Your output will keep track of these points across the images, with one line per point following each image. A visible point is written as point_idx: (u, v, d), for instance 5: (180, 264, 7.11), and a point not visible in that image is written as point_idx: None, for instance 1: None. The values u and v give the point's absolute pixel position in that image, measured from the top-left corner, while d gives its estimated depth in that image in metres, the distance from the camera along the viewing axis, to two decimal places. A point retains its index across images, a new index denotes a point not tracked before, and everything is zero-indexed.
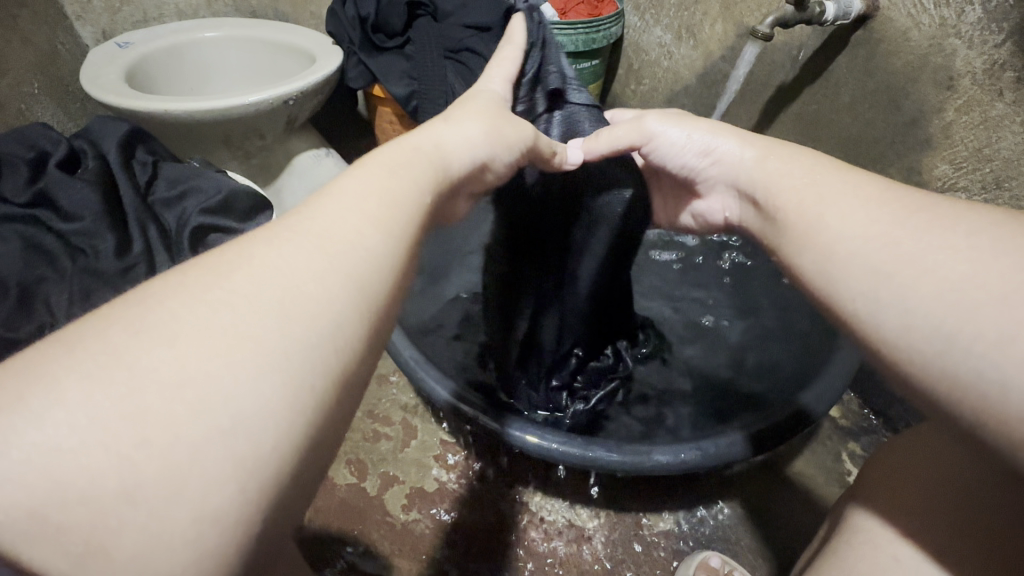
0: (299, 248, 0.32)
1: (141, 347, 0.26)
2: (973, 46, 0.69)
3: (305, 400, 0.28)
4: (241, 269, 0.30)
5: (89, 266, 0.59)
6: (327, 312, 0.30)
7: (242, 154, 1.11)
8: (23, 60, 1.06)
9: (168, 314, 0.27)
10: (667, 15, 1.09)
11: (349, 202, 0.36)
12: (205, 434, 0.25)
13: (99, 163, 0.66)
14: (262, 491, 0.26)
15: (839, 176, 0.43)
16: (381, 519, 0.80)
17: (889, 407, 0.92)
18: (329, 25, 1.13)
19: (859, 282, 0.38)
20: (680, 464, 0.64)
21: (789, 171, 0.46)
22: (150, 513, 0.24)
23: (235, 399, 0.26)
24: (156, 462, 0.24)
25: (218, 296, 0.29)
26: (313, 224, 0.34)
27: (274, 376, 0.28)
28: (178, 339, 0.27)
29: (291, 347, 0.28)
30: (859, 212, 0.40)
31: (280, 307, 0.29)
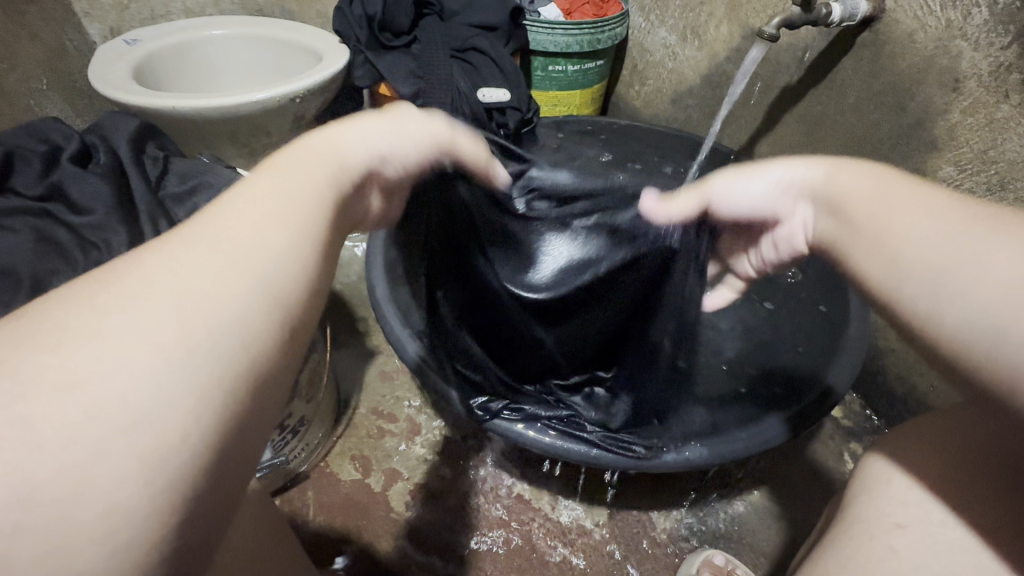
0: (192, 257, 0.31)
1: (31, 355, 0.25)
2: (979, 49, 0.69)
3: (206, 395, 0.27)
4: (131, 278, 0.29)
5: (100, 259, 0.59)
6: (225, 299, 0.30)
7: (248, 151, 1.12)
8: (33, 56, 1.07)
9: (58, 324, 0.26)
10: (672, 15, 1.09)
11: (240, 207, 0.35)
12: (109, 429, 0.25)
13: (111, 157, 0.67)
14: (176, 474, 0.26)
15: (916, 192, 0.41)
16: (383, 514, 0.81)
17: (891, 407, 0.92)
18: (336, 23, 1.12)
19: (922, 286, 0.36)
20: (683, 461, 0.64)
21: (863, 184, 0.43)
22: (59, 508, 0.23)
23: (136, 391, 0.25)
24: (54, 464, 0.23)
25: (107, 305, 0.27)
26: (197, 236, 0.32)
27: (174, 375, 0.27)
28: (70, 346, 0.26)
29: (192, 343, 0.28)
30: (918, 220, 0.39)
31: (182, 301, 0.28)
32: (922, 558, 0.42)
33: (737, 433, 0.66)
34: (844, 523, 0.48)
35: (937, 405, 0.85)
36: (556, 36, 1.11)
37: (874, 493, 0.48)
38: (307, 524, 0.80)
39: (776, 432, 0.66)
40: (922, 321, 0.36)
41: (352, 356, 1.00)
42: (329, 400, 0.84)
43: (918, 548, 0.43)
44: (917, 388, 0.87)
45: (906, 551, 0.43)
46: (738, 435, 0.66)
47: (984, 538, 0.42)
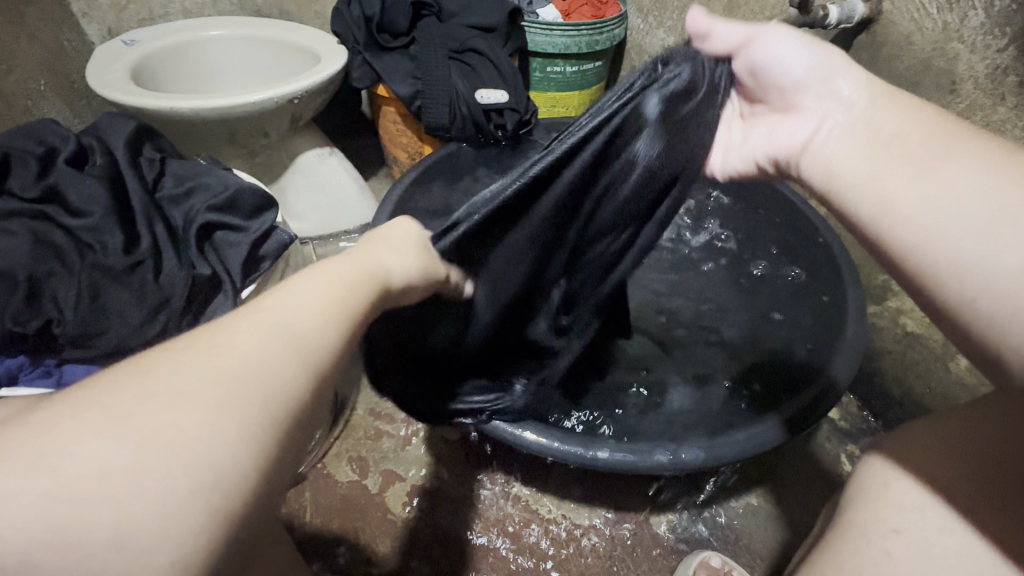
0: (266, 335, 0.35)
1: (139, 412, 0.30)
2: (976, 51, 0.69)
3: (264, 466, 0.31)
4: (215, 349, 0.33)
5: (96, 261, 0.59)
6: (290, 397, 0.33)
7: (247, 152, 1.12)
8: (30, 56, 1.07)
9: (160, 385, 0.31)
10: (671, 17, 1.09)
11: (305, 291, 0.39)
12: (188, 498, 0.29)
13: (107, 158, 0.67)
14: (220, 540, 0.30)
15: (963, 137, 0.42)
16: (381, 515, 0.81)
17: (888, 409, 0.91)
18: (334, 24, 1.12)
19: (971, 221, 0.38)
20: (682, 463, 0.64)
21: (909, 125, 0.44)
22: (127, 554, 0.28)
23: (212, 471, 0.29)
24: (146, 511, 0.28)
25: (198, 372, 0.32)
26: (271, 312, 0.36)
27: (242, 448, 0.30)
28: (165, 419, 0.30)
29: (259, 420, 0.31)
30: (969, 162, 0.40)
31: (262, 396, 0.32)
32: (917, 559, 0.43)
33: (734, 434, 0.66)
34: (840, 526, 0.48)
35: (934, 407, 0.85)
36: (554, 37, 1.11)
37: (870, 496, 0.48)
38: (305, 526, 0.80)
39: (775, 432, 0.66)
40: (965, 265, 0.38)
41: None
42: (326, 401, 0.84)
43: (914, 551, 0.43)
44: (914, 389, 0.87)
45: (901, 554, 0.43)
46: (735, 435, 0.66)
47: (979, 542, 0.42)
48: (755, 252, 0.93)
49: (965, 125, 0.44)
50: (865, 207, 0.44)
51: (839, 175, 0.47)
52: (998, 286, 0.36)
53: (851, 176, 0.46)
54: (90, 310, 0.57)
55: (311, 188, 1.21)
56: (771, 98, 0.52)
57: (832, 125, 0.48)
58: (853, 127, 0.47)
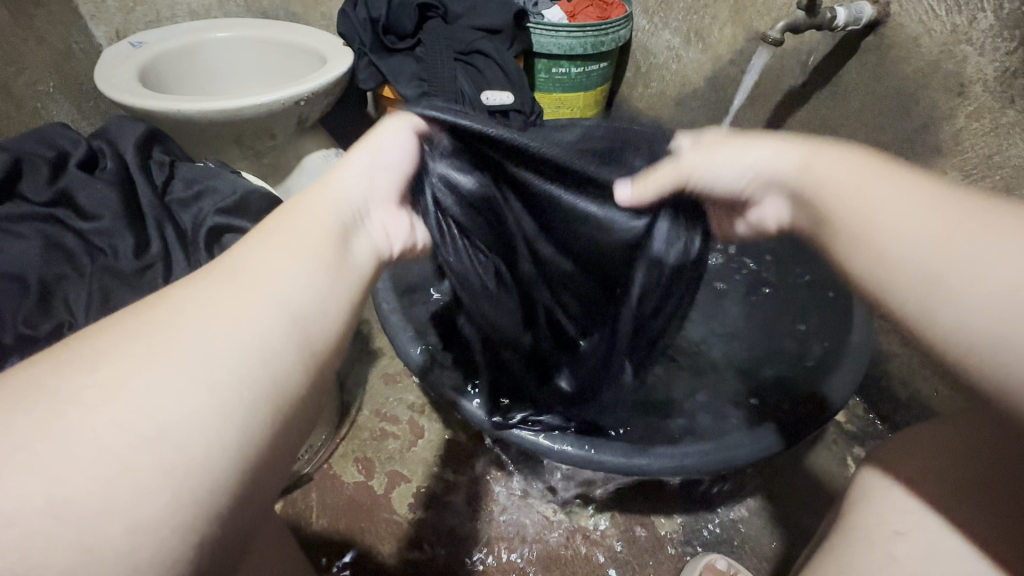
0: (224, 291, 0.33)
1: (84, 376, 0.27)
2: (985, 54, 0.69)
3: (233, 410, 0.29)
4: (166, 308, 0.32)
5: (108, 265, 0.60)
6: (255, 339, 0.32)
7: (253, 154, 1.12)
8: (39, 59, 1.08)
9: (101, 352, 0.28)
10: (676, 18, 1.09)
11: (264, 244, 0.38)
12: (168, 421, 0.27)
13: (117, 162, 0.67)
14: (196, 501, 0.27)
15: (894, 185, 0.40)
16: (387, 516, 0.81)
17: (896, 412, 0.91)
18: (340, 26, 1.13)
19: (915, 278, 0.36)
20: (683, 467, 0.64)
21: (838, 174, 0.43)
22: (115, 498, 0.25)
23: (188, 389, 0.28)
24: (93, 476, 0.25)
25: (147, 332, 0.30)
26: (227, 271, 0.35)
27: (206, 394, 0.29)
28: (128, 355, 0.28)
29: (222, 365, 0.30)
30: (914, 217, 0.37)
31: (227, 323, 0.32)
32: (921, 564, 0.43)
33: (740, 438, 0.66)
34: (845, 530, 0.48)
35: (941, 410, 0.85)
36: (559, 39, 1.11)
37: (875, 500, 0.48)
38: (310, 526, 0.80)
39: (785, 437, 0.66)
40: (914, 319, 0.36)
41: (356, 358, 1.00)
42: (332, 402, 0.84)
43: (919, 555, 0.43)
44: (920, 392, 0.87)
45: (905, 557, 0.43)
46: (743, 439, 0.66)
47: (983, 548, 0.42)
48: (762, 254, 0.93)
49: (897, 163, 0.43)
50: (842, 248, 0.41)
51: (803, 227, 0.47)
52: (980, 304, 0.32)
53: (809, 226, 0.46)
54: (101, 313, 0.57)
55: None
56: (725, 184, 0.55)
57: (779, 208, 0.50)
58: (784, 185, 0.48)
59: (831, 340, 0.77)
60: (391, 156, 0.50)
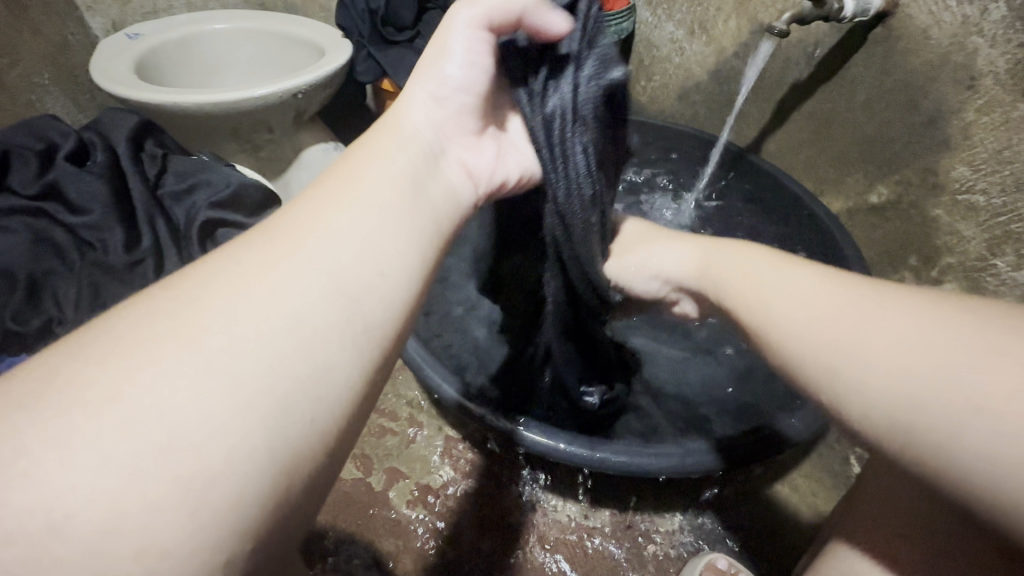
0: (288, 266, 0.31)
1: (136, 354, 0.26)
2: (996, 45, 0.67)
3: (278, 418, 0.27)
4: (227, 281, 0.30)
5: (97, 260, 0.59)
6: (312, 332, 0.30)
7: (250, 147, 1.11)
8: (34, 51, 1.06)
9: (162, 324, 0.28)
10: (680, 10, 1.06)
11: (327, 212, 0.35)
12: (204, 408, 0.26)
13: (108, 154, 0.66)
14: (230, 520, 0.25)
15: (782, 270, 0.45)
16: (384, 514, 0.81)
17: None
18: (339, 18, 1.12)
19: (815, 365, 0.37)
20: (682, 468, 0.63)
21: (736, 274, 0.48)
22: (142, 503, 0.23)
23: (223, 372, 0.27)
24: (126, 476, 0.23)
25: (206, 308, 0.29)
26: (292, 241, 0.33)
27: (253, 394, 0.27)
28: (168, 332, 0.27)
29: (276, 363, 0.28)
30: (804, 305, 0.40)
31: (272, 298, 0.30)
32: None
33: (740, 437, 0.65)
34: None
35: None
36: None
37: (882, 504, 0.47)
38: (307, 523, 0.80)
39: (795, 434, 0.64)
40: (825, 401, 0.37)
41: None
42: None
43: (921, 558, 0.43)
44: None
45: None
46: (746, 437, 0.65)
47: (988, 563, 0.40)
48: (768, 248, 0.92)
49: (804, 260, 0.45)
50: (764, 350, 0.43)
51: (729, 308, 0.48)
52: (875, 399, 0.33)
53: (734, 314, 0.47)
54: (90, 308, 0.57)
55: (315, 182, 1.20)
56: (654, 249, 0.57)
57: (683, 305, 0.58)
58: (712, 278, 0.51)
59: None
60: (457, 87, 0.47)
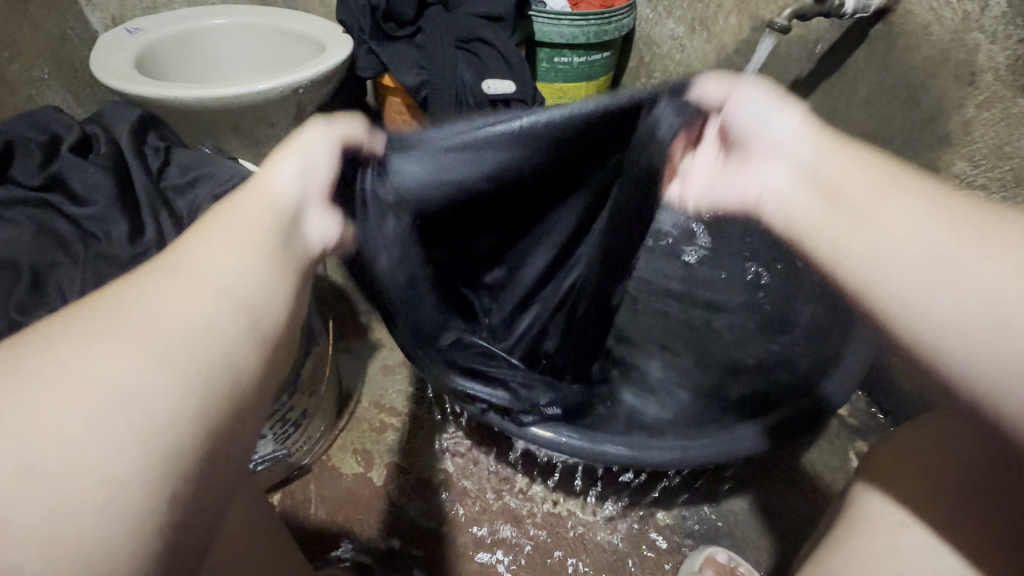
0: (181, 288, 0.32)
1: (31, 370, 0.25)
2: (997, 41, 0.67)
3: (198, 414, 0.28)
4: (114, 305, 0.30)
5: (102, 252, 0.59)
6: (215, 341, 0.31)
7: (251, 142, 1.11)
8: (35, 45, 1.06)
9: (53, 345, 0.27)
10: (680, 6, 1.08)
11: (215, 242, 0.36)
12: (81, 418, 0.25)
13: (111, 147, 0.66)
14: (159, 507, 0.26)
15: (911, 193, 0.39)
16: (386, 508, 0.81)
17: (900, 405, 0.90)
18: (340, 13, 1.10)
19: (916, 272, 0.35)
20: (686, 459, 0.64)
21: (855, 176, 0.42)
22: (64, 501, 0.23)
23: (97, 383, 0.26)
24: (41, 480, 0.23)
25: (99, 326, 0.28)
26: (184, 266, 0.33)
27: (171, 393, 0.28)
28: (35, 355, 0.26)
29: (184, 366, 0.29)
30: (917, 217, 0.37)
31: (148, 310, 0.30)
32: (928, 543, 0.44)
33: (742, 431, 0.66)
34: (848, 522, 0.48)
35: None
36: (562, 27, 1.09)
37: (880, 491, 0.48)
38: (308, 518, 0.80)
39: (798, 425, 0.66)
40: (906, 309, 0.35)
41: (356, 351, 0.99)
42: (331, 393, 0.84)
43: (923, 548, 0.43)
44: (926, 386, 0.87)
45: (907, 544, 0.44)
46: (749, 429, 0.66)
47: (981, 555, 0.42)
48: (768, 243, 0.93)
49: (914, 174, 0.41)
50: (820, 255, 0.42)
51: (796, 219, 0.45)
52: (973, 316, 0.32)
53: (805, 223, 0.44)
54: None
55: None
56: (735, 153, 0.51)
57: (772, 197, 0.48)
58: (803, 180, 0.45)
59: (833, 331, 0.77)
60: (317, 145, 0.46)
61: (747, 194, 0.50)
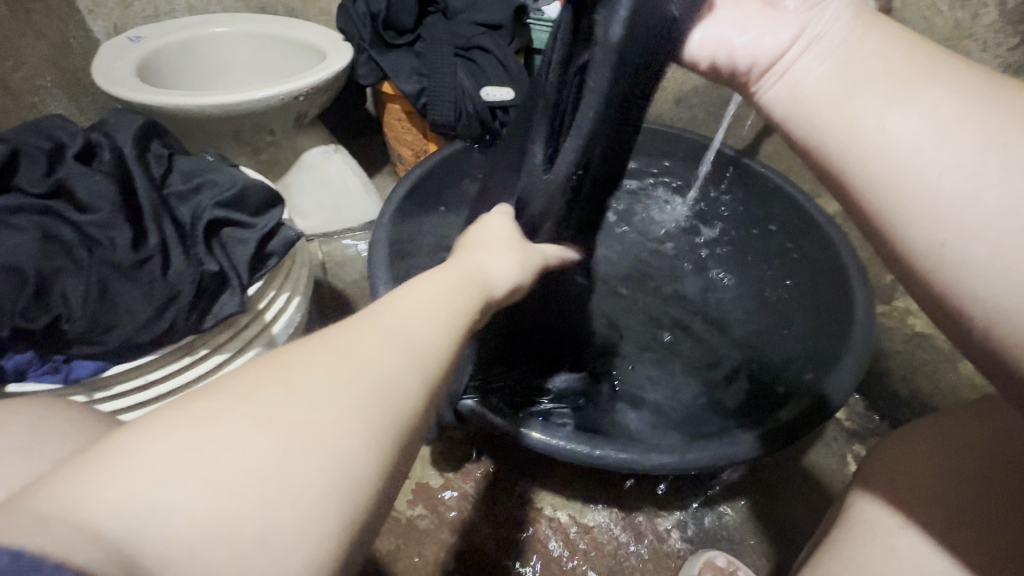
0: (387, 340, 0.33)
1: (276, 408, 0.28)
2: (988, 49, 0.69)
3: (392, 466, 0.30)
4: (336, 352, 0.32)
5: (105, 258, 0.59)
6: (415, 400, 0.32)
7: (251, 150, 1.12)
8: (37, 53, 1.07)
9: (292, 383, 0.29)
10: None
11: (421, 302, 0.37)
12: (288, 485, 0.26)
13: (115, 155, 0.67)
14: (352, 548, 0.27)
15: (949, 70, 0.36)
16: (385, 513, 0.81)
17: (895, 409, 0.91)
18: (340, 22, 1.12)
19: (938, 171, 0.34)
20: (685, 463, 0.64)
21: (886, 54, 0.38)
22: (299, 535, 0.26)
23: (314, 446, 0.27)
24: (287, 514, 0.26)
25: (334, 371, 0.30)
26: (392, 316, 0.35)
27: (376, 446, 0.29)
28: (269, 388, 0.29)
29: (391, 418, 0.30)
30: (960, 107, 0.34)
31: (367, 357, 0.32)
32: (925, 547, 0.43)
33: (741, 434, 0.66)
34: (849, 525, 0.48)
35: (941, 406, 0.86)
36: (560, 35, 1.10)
37: (882, 494, 0.48)
38: None
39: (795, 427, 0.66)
40: (933, 206, 0.34)
41: None
42: None
43: (922, 551, 0.43)
44: (921, 389, 0.88)
45: (905, 547, 0.44)
46: (749, 431, 0.66)
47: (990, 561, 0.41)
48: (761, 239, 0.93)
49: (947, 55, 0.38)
50: (831, 140, 0.38)
51: (807, 98, 0.41)
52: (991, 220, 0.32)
53: (817, 104, 0.40)
54: (98, 306, 0.57)
55: (316, 185, 1.20)
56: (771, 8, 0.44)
57: (809, 43, 0.41)
58: (828, 47, 0.40)
59: (833, 334, 0.77)
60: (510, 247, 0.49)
61: (752, 62, 0.45)
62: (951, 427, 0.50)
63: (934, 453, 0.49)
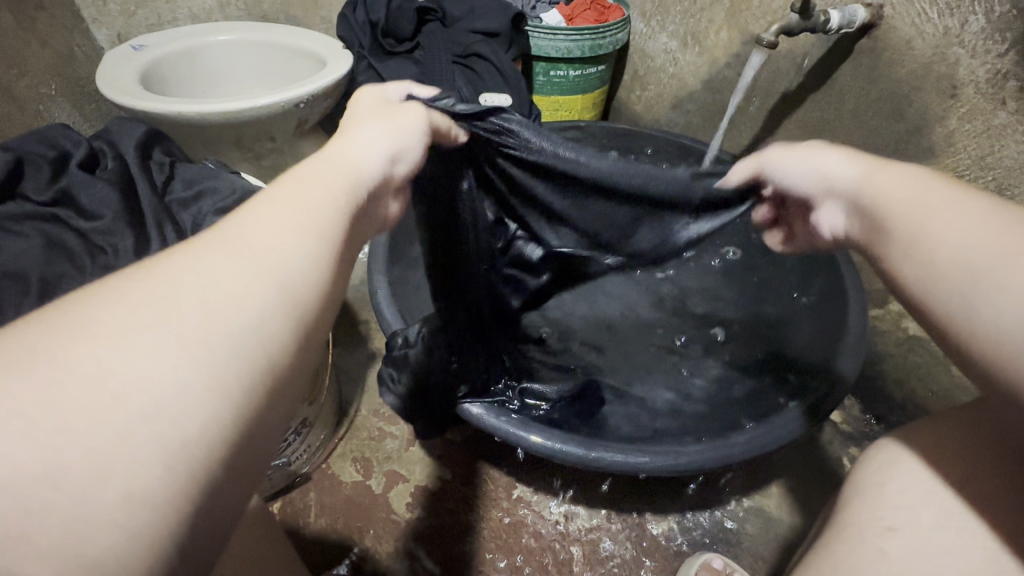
0: (222, 260, 0.31)
1: (68, 345, 0.26)
2: (976, 56, 0.70)
3: (230, 388, 0.28)
4: (158, 279, 0.29)
5: (109, 264, 0.61)
6: (252, 320, 0.29)
7: (252, 156, 1.13)
8: (42, 62, 1.09)
9: (89, 319, 0.27)
10: (672, 21, 1.10)
11: (269, 212, 0.35)
12: (91, 416, 0.24)
13: (118, 163, 0.68)
14: (195, 479, 0.26)
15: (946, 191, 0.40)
16: (384, 516, 0.82)
17: (891, 412, 0.92)
18: (340, 30, 1.14)
19: (957, 282, 0.36)
20: (679, 465, 0.64)
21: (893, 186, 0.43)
22: (108, 471, 0.24)
23: (119, 375, 0.25)
24: (85, 448, 0.24)
25: (141, 302, 0.28)
26: (231, 233, 0.33)
27: (201, 369, 0.27)
28: (71, 322, 0.27)
29: (218, 340, 0.28)
30: (961, 219, 0.38)
31: (191, 278, 0.29)
32: (914, 548, 0.44)
33: (736, 436, 0.66)
34: (840, 527, 0.49)
35: (935, 409, 0.86)
36: (558, 42, 1.11)
37: (872, 496, 0.49)
38: (308, 526, 0.81)
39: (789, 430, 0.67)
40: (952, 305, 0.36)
41: (355, 359, 1.00)
42: (331, 402, 0.85)
43: (912, 552, 0.44)
44: (916, 392, 0.88)
45: (893, 548, 0.45)
46: (743, 433, 0.67)
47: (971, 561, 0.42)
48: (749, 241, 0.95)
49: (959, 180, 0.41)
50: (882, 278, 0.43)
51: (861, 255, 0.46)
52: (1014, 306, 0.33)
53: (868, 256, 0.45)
54: None
55: None
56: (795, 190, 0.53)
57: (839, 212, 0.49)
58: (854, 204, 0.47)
59: (828, 337, 0.78)
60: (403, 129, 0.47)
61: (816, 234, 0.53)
62: (942, 428, 0.51)
63: (924, 455, 0.49)
